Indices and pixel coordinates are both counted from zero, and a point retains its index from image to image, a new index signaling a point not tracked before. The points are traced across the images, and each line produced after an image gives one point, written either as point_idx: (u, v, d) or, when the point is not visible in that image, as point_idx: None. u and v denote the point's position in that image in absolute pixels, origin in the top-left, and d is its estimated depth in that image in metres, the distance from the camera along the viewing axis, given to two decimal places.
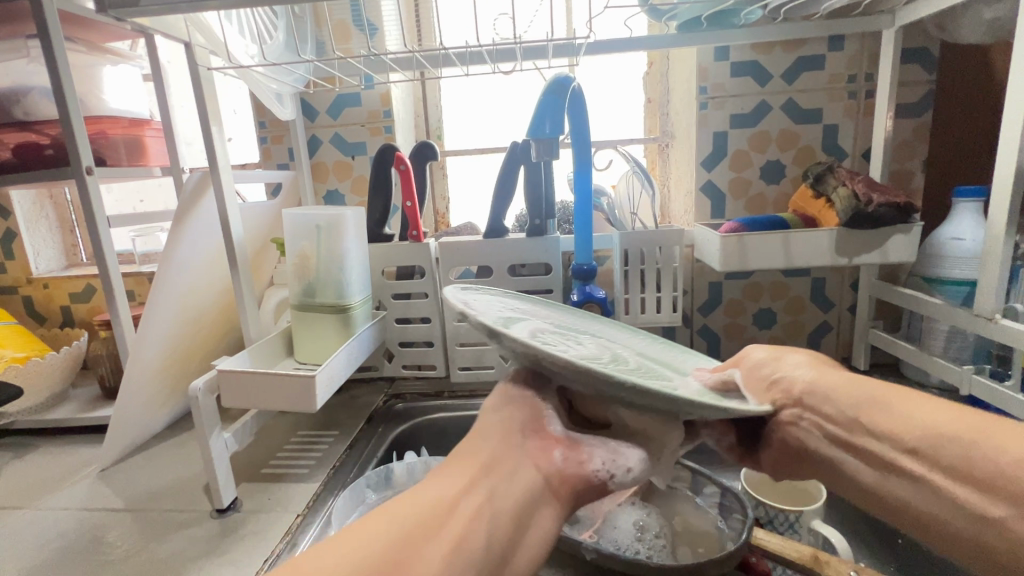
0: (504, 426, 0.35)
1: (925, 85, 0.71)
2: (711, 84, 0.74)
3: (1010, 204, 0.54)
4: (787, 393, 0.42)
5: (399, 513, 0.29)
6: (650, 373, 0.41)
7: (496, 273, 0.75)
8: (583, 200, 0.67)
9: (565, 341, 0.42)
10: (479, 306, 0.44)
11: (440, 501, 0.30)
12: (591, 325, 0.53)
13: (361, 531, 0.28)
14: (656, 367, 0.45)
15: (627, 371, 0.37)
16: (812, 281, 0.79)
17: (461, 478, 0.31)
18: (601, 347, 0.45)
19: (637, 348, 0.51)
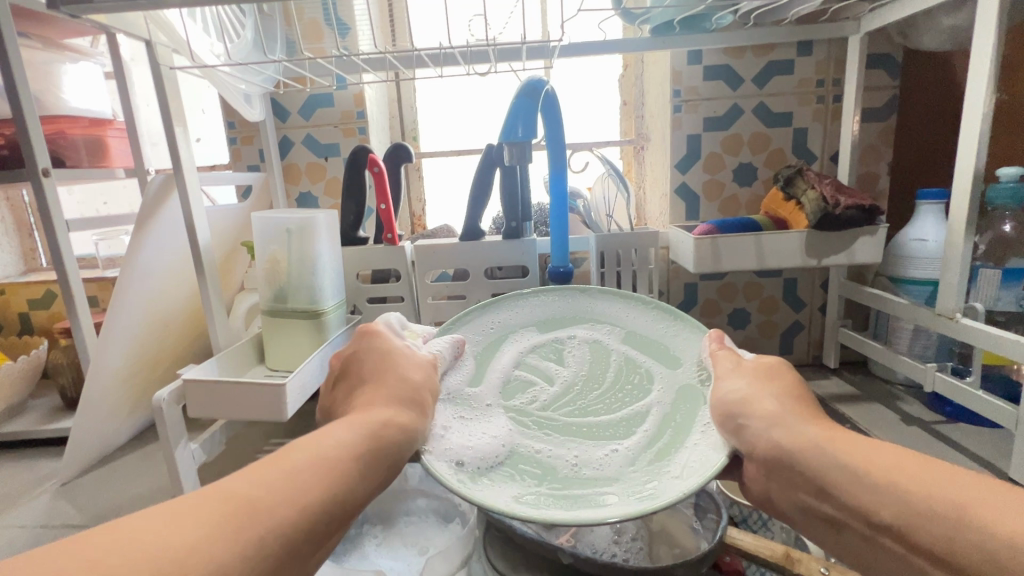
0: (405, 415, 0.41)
1: (889, 90, 0.73)
2: (685, 87, 0.75)
3: (971, 205, 0.55)
4: (751, 450, 0.39)
5: (331, 483, 0.32)
6: (612, 422, 0.48)
7: (473, 276, 0.75)
8: (558, 203, 0.67)
9: (534, 406, 0.50)
10: (460, 377, 0.51)
11: (359, 490, 0.34)
12: (583, 318, 0.58)
13: (300, 499, 0.31)
14: (634, 388, 0.50)
15: (581, 448, 0.45)
16: (784, 281, 0.80)
17: (378, 466, 0.36)
18: (575, 386, 0.52)
19: (621, 342, 0.55)
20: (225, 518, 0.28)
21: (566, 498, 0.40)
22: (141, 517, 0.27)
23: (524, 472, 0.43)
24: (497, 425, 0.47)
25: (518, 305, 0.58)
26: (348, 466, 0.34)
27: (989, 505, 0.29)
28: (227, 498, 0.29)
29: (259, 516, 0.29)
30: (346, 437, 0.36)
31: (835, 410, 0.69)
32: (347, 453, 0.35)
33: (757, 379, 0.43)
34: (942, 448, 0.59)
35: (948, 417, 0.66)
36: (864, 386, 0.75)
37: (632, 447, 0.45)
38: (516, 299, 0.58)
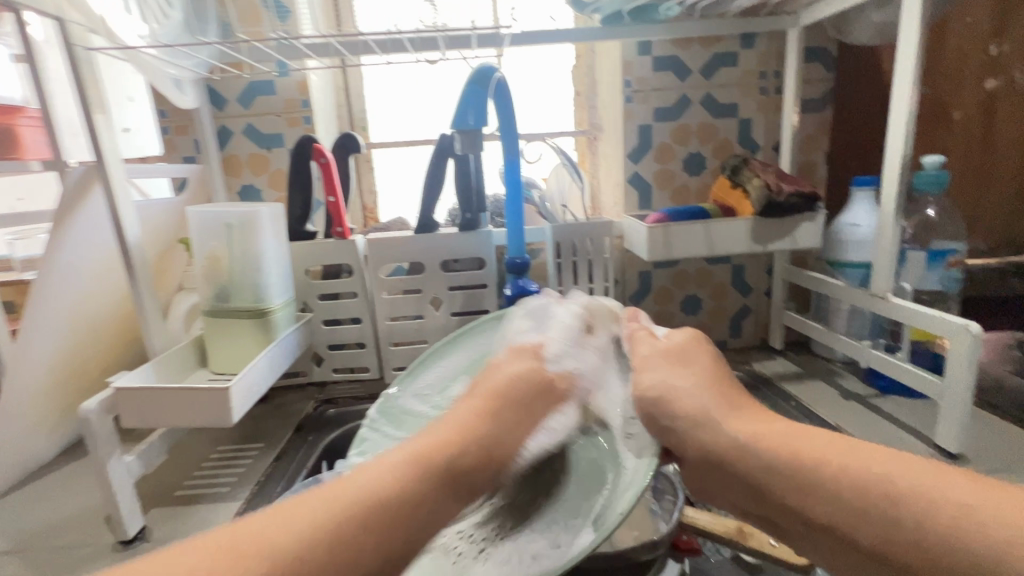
0: (492, 433, 0.37)
1: (825, 82, 0.77)
2: (635, 78, 0.76)
3: (899, 192, 0.59)
4: (684, 450, 0.39)
5: (382, 521, 0.30)
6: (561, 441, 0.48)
7: (429, 268, 0.73)
8: (513, 194, 0.66)
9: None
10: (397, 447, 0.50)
11: (418, 530, 0.31)
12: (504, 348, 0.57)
13: (346, 540, 0.29)
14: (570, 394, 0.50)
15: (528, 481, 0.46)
16: (733, 267, 0.83)
17: (446, 505, 0.33)
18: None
19: None
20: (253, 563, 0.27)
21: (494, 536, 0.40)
22: (185, 556, 0.27)
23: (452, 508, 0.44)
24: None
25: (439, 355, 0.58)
26: (409, 504, 0.32)
27: (925, 490, 0.29)
28: (274, 529, 0.28)
29: (289, 564, 0.27)
30: (418, 463, 0.34)
31: (781, 389, 0.73)
32: (408, 487, 0.32)
33: (681, 369, 0.43)
34: (877, 421, 0.63)
35: (881, 391, 0.70)
36: (806, 364, 0.79)
37: (580, 466, 0.44)
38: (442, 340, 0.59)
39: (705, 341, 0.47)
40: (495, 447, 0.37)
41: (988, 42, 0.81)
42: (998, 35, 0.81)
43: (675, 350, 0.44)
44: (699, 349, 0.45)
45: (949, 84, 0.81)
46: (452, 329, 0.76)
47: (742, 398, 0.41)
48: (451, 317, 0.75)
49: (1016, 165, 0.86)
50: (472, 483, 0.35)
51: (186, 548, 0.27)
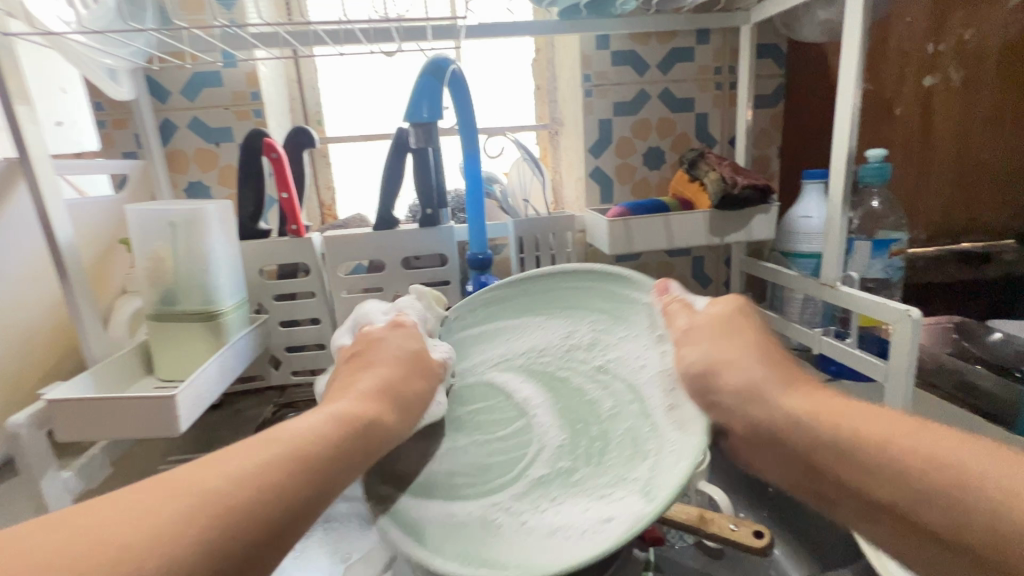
0: (386, 394, 0.42)
1: (777, 78, 0.79)
2: (594, 72, 0.77)
3: (845, 184, 0.61)
4: (729, 423, 0.39)
5: (310, 458, 0.32)
6: (593, 409, 0.46)
7: (389, 266, 0.72)
8: (473, 189, 0.65)
9: (497, 410, 0.50)
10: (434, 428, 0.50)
11: (340, 471, 0.34)
12: (541, 318, 0.56)
13: (277, 474, 0.30)
14: (600, 365, 0.49)
15: (563, 442, 0.45)
16: (692, 259, 0.85)
17: (363, 450, 0.36)
18: (536, 378, 0.51)
19: (582, 325, 0.53)
20: (190, 497, 0.27)
21: (538, 505, 0.40)
22: (101, 506, 0.26)
23: (485, 476, 0.44)
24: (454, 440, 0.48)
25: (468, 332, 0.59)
26: (333, 444, 0.34)
27: (1001, 475, 0.27)
28: (201, 471, 0.29)
29: (236, 494, 0.28)
30: (334, 416, 0.37)
31: None
32: (329, 432, 0.35)
33: (726, 344, 0.43)
34: None
35: (832, 375, 0.73)
36: None
37: (617, 434, 0.43)
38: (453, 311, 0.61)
39: (749, 308, 0.47)
40: (395, 406, 0.42)
41: (925, 41, 0.85)
42: (934, 34, 0.85)
43: (718, 324, 0.44)
44: (747, 323, 0.45)
45: (891, 81, 0.85)
46: None
47: (803, 377, 0.40)
48: None
49: (951, 158, 0.91)
50: (382, 434, 0.39)
51: (101, 503, 0.26)
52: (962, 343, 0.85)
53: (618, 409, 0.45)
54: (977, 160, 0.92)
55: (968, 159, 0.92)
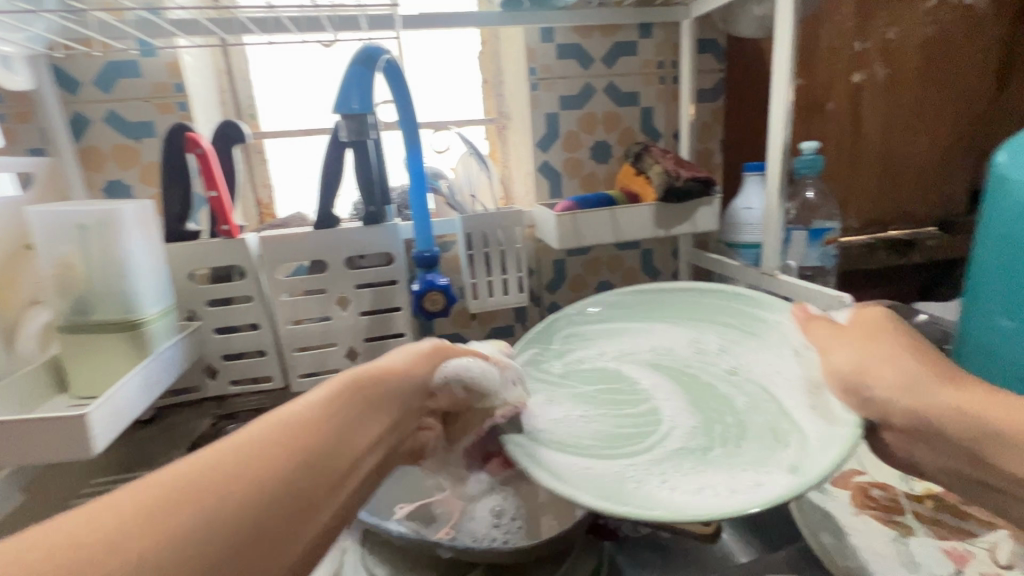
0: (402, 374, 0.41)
1: (717, 72, 0.81)
2: (539, 65, 0.76)
3: (781, 175, 0.63)
4: (887, 418, 0.41)
5: (302, 439, 0.31)
6: (729, 403, 0.48)
7: (332, 266, 0.68)
8: (417, 184, 0.63)
9: (622, 394, 0.51)
10: (551, 405, 0.49)
11: (350, 449, 0.33)
12: (677, 321, 0.60)
13: (265, 459, 0.29)
14: (732, 368, 0.52)
15: (696, 426, 0.46)
16: (641, 252, 0.86)
17: (365, 421, 0.36)
18: (664, 373, 0.54)
19: (714, 337, 0.57)
20: (164, 498, 0.25)
21: (679, 467, 0.40)
22: (71, 514, 0.24)
23: (619, 442, 0.44)
24: (580, 412, 0.48)
25: (591, 328, 0.61)
26: (329, 420, 0.33)
27: None
28: (182, 467, 0.27)
29: (246, 482, 0.28)
30: (336, 390, 0.36)
31: None
32: (326, 418, 0.33)
33: (871, 345, 0.44)
34: None
35: None
36: None
37: (756, 425, 0.45)
38: (575, 306, 0.63)
39: (896, 318, 0.47)
40: (403, 377, 0.41)
41: (853, 39, 0.89)
42: (861, 32, 0.89)
43: (867, 331, 0.45)
44: (893, 325, 0.45)
45: (823, 77, 0.89)
46: (362, 329, 0.72)
47: (954, 371, 0.41)
48: (361, 317, 0.71)
49: (879, 150, 0.96)
50: (389, 403, 0.38)
51: (75, 510, 0.25)
52: None
53: (754, 405, 0.47)
54: (902, 152, 0.98)
55: (894, 150, 0.97)
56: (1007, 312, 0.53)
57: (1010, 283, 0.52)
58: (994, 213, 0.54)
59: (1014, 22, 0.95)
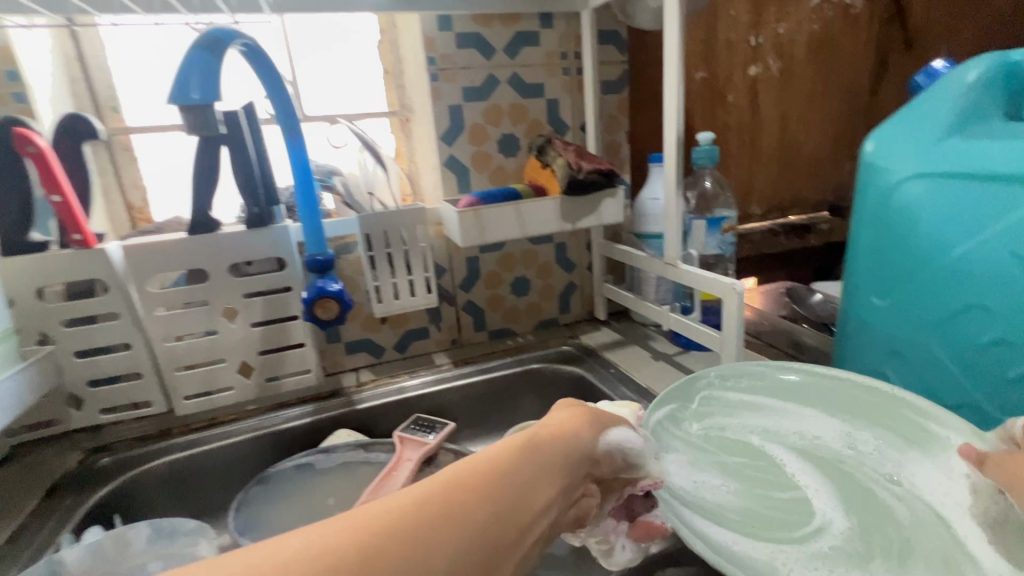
0: (567, 435, 0.38)
1: (619, 64, 0.81)
2: (438, 55, 0.72)
3: (676, 167, 0.64)
4: None
5: (484, 502, 0.29)
6: (889, 516, 0.41)
7: (214, 275, 0.62)
8: (302, 181, 0.59)
9: (766, 474, 0.46)
10: (689, 476, 0.46)
11: (525, 516, 0.31)
12: (818, 403, 0.52)
13: (449, 527, 0.27)
14: (893, 476, 0.44)
15: (853, 533, 0.40)
16: (555, 245, 0.85)
17: (540, 486, 0.33)
18: (814, 465, 0.46)
19: (872, 433, 0.48)
20: (356, 543, 0.24)
21: (839, 572, 0.36)
22: (262, 547, 0.24)
23: (766, 529, 0.41)
24: (719, 481, 0.46)
25: (727, 395, 0.55)
26: (507, 483, 0.31)
27: None
28: (379, 509, 0.26)
29: (426, 532, 0.26)
30: (513, 451, 0.33)
31: (603, 358, 0.78)
32: (504, 478, 0.31)
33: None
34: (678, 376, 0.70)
35: (682, 348, 0.78)
36: (625, 331, 0.85)
37: (925, 543, 0.38)
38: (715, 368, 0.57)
39: None
40: (572, 440, 0.37)
41: (747, 33, 0.92)
42: (755, 27, 0.93)
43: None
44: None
45: (722, 70, 0.92)
46: (255, 342, 0.66)
47: None
48: (253, 328, 0.66)
49: (776, 141, 1.02)
50: (561, 468, 0.35)
51: (265, 544, 0.24)
52: (793, 306, 0.95)
53: (921, 524, 0.40)
54: (796, 143, 1.04)
55: (789, 141, 1.03)
56: (881, 292, 0.56)
57: (885, 263, 0.55)
58: (870, 197, 0.56)
59: (885, 21, 1.03)
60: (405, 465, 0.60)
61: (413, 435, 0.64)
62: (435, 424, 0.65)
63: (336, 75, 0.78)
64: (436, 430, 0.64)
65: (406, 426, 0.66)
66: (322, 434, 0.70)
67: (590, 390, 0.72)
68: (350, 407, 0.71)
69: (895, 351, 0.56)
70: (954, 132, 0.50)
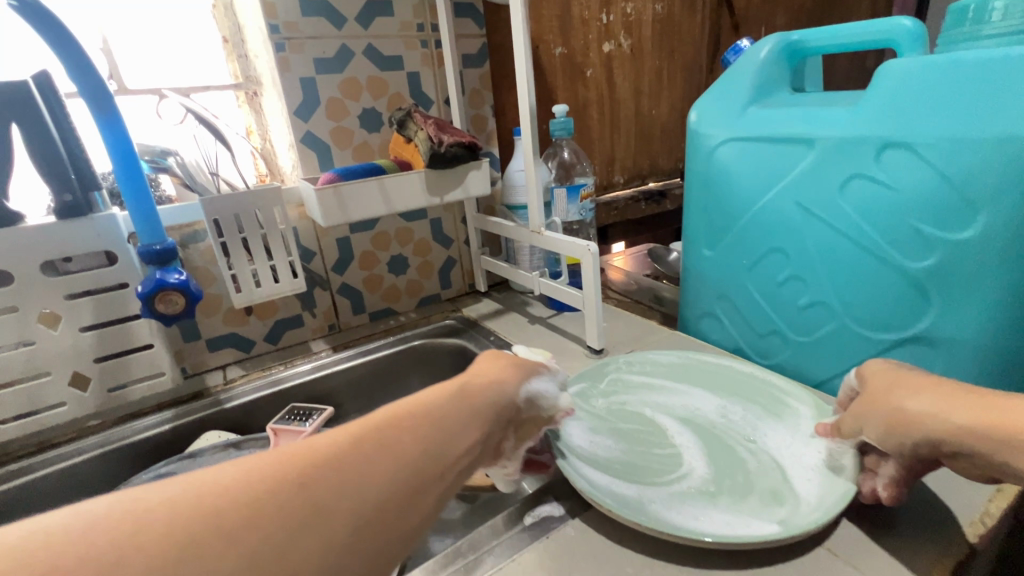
0: (493, 384, 0.41)
1: (478, 38, 0.82)
2: (283, 23, 0.67)
3: (531, 139, 0.67)
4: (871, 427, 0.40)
5: (417, 434, 0.32)
6: (740, 463, 0.46)
7: (22, 277, 0.53)
8: (123, 163, 0.52)
9: (652, 434, 0.51)
10: (587, 434, 0.51)
11: (451, 452, 0.33)
12: (704, 380, 0.58)
13: (378, 457, 0.29)
14: (750, 435, 0.49)
15: (709, 477, 0.45)
16: (430, 221, 0.85)
17: (470, 428, 0.36)
18: (692, 428, 0.51)
19: (743, 403, 0.54)
20: (298, 465, 0.26)
21: (690, 504, 0.41)
22: (208, 471, 0.25)
23: (641, 477, 0.45)
24: (612, 441, 0.50)
25: (630, 376, 0.59)
26: (434, 426, 0.33)
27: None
28: (311, 442, 0.28)
29: (356, 460, 0.28)
30: (444, 396, 0.36)
31: (485, 327, 0.80)
32: (430, 418, 0.34)
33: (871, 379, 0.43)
34: (551, 337, 0.75)
35: (557, 311, 0.83)
36: (505, 300, 0.89)
37: (761, 479, 0.44)
38: (623, 355, 0.62)
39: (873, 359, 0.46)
40: (497, 389, 0.41)
41: (599, 11, 0.98)
42: (606, 4, 0.98)
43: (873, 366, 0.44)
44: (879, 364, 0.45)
45: (577, 46, 0.97)
46: (89, 349, 0.58)
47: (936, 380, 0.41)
48: (82, 334, 0.58)
49: (632, 115, 1.10)
50: (490, 410, 0.39)
51: (198, 474, 0.25)
52: (655, 265, 1.06)
53: (763, 469, 0.45)
54: (650, 115, 1.13)
55: (643, 114, 1.12)
56: (709, 243, 0.64)
57: (713, 221, 0.63)
58: (698, 160, 0.63)
59: (716, 4, 1.15)
60: None
61: (287, 425, 0.61)
62: (312, 412, 0.64)
63: (162, 43, 0.69)
64: (313, 418, 0.63)
65: (279, 418, 0.63)
66: (185, 441, 0.64)
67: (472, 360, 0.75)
68: (217, 407, 0.66)
69: (724, 294, 0.65)
70: (753, 102, 0.58)
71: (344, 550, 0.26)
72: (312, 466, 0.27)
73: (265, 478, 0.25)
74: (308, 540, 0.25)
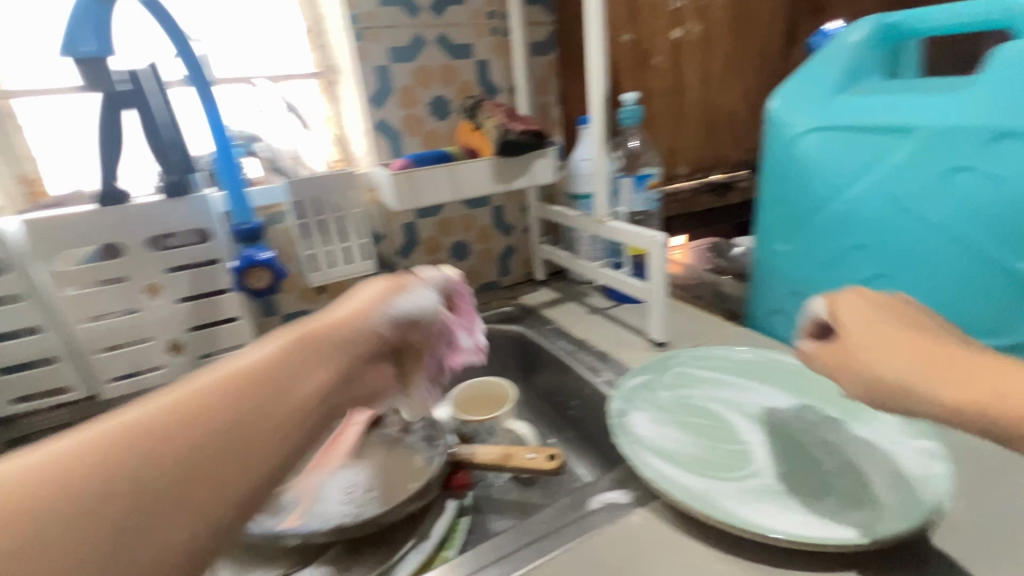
0: (370, 318, 0.39)
1: (546, 26, 0.82)
2: (361, 13, 0.70)
3: (602, 126, 0.67)
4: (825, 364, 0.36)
5: (278, 373, 0.31)
6: (817, 465, 0.44)
7: (131, 250, 0.58)
8: (222, 147, 0.56)
9: (719, 430, 0.50)
10: (651, 425, 0.50)
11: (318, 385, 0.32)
12: (775, 378, 0.56)
13: (227, 404, 0.28)
14: (828, 437, 0.47)
15: (783, 476, 0.43)
16: (493, 209, 0.86)
17: (345, 357, 0.35)
18: (763, 427, 0.50)
19: (818, 403, 0.52)
20: (129, 437, 0.25)
21: (763, 502, 0.41)
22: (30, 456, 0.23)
23: (710, 472, 0.44)
24: (677, 433, 0.49)
25: (694, 371, 0.58)
26: (299, 363, 0.32)
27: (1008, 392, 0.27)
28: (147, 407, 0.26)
29: (200, 416, 0.27)
30: (280, 340, 0.32)
31: (544, 315, 0.81)
32: (289, 355, 0.32)
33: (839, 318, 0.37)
34: (611, 328, 0.75)
35: (617, 302, 0.82)
36: (564, 289, 0.89)
37: (839, 482, 0.42)
38: (689, 349, 0.61)
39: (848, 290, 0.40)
40: (357, 319, 0.38)
41: None
42: None
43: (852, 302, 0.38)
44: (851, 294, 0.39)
45: (646, 32, 0.95)
46: (184, 319, 0.63)
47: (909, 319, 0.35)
48: (179, 304, 0.63)
49: (699, 104, 1.07)
50: (340, 348, 0.35)
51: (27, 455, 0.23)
52: (717, 261, 1.02)
53: (843, 471, 0.43)
54: (718, 105, 1.09)
55: (711, 103, 1.08)
56: (783, 237, 0.61)
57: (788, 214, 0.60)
58: (773, 148, 0.60)
59: None
60: (352, 429, 0.61)
61: None
62: None
63: (251, 32, 0.73)
64: None
65: None
66: None
67: (530, 346, 0.76)
68: None
69: (798, 291, 0.61)
70: (842, 89, 0.55)
71: (160, 535, 0.24)
72: (141, 435, 0.25)
73: (92, 457, 0.24)
74: (108, 539, 0.22)
